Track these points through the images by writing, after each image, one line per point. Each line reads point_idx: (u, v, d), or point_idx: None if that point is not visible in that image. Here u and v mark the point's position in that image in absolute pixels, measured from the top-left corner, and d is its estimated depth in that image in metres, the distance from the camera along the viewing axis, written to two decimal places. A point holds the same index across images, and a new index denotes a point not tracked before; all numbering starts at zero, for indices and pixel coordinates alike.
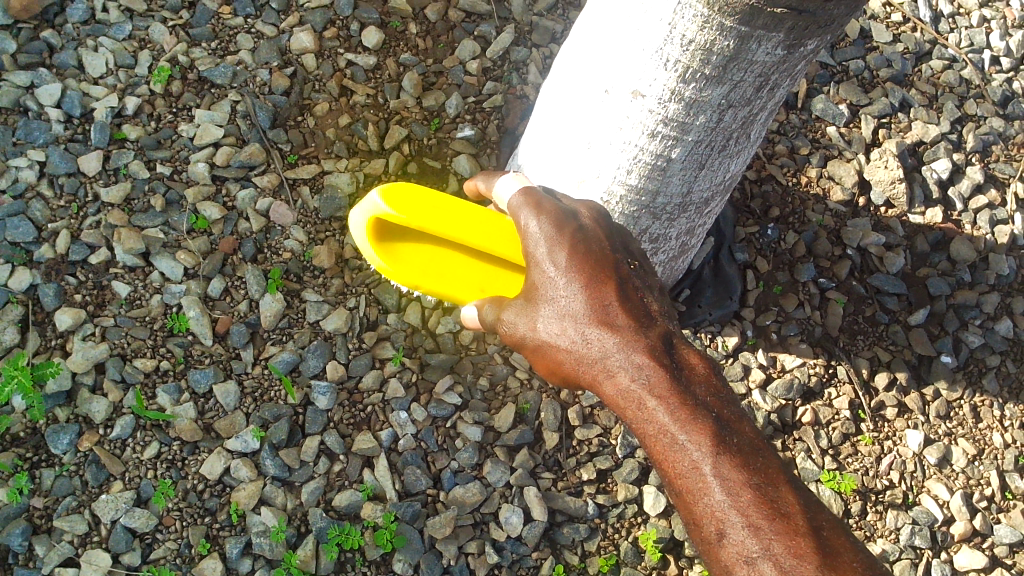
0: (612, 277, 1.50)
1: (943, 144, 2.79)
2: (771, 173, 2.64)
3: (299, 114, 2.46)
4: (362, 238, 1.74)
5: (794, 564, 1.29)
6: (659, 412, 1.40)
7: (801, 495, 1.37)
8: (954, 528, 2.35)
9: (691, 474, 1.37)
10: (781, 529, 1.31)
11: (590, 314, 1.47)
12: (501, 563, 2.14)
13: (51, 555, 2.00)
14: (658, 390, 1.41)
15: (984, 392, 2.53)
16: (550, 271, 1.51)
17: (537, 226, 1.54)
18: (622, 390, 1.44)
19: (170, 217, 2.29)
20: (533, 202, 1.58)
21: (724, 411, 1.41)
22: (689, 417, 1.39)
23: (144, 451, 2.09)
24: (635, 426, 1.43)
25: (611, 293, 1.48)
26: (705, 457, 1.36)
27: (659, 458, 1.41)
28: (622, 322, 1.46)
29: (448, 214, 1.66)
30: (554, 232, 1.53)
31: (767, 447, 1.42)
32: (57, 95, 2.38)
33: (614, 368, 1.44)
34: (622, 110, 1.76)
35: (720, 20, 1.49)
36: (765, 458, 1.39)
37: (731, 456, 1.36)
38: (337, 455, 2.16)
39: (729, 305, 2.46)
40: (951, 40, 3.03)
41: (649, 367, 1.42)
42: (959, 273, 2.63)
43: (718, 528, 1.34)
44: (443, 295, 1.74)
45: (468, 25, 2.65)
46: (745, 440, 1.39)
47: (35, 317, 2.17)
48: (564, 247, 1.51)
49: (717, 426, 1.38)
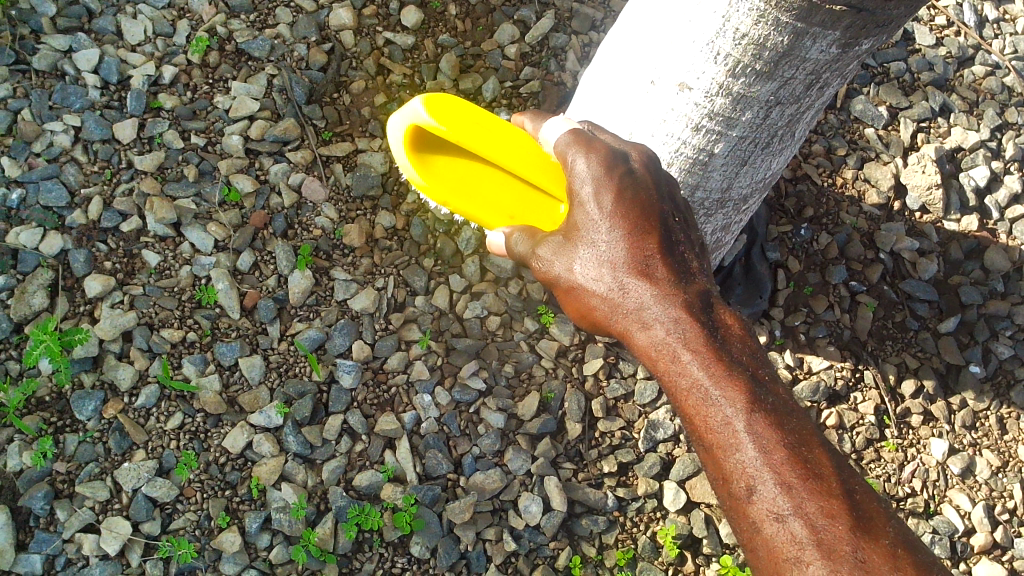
0: (656, 226, 1.43)
1: (982, 151, 2.75)
2: (807, 173, 2.61)
3: (335, 91, 2.45)
4: (398, 145, 1.66)
5: (826, 524, 1.23)
6: (694, 366, 1.34)
7: (834, 457, 1.30)
8: (975, 540, 2.33)
9: (723, 429, 1.31)
10: (815, 488, 1.25)
11: (630, 263, 1.41)
12: (519, 551, 2.13)
13: (72, 521, 2.00)
14: (694, 344, 1.35)
15: (1012, 405, 2.49)
16: (593, 212, 1.43)
17: (585, 164, 1.45)
18: (656, 341, 1.39)
19: (202, 188, 2.28)
20: (582, 140, 1.47)
21: (760, 371, 1.35)
22: (725, 373, 1.33)
23: (168, 421, 2.09)
24: (666, 380, 1.37)
25: (653, 244, 1.42)
26: (739, 414, 1.30)
27: (689, 413, 1.35)
28: (661, 274, 1.40)
29: (484, 127, 1.59)
30: (602, 173, 1.43)
31: (801, 411, 1.36)
32: (94, 60, 2.37)
33: (650, 320, 1.39)
34: (667, 101, 1.73)
35: (777, 15, 1.46)
36: (799, 419, 1.33)
37: (765, 414, 1.30)
38: (359, 434, 2.15)
39: (758, 304, 2.44)
40: (994, 46, 2.98)
41: (686, 321, 1.37)
42: (991, 283, 2.60)
43: (748, 484, 1.28)
44: (473, 218, 1.65)
45: (508, 9, 2.61)
46: (780, 401, 1.33)
47: (65, 283, 2.18)
48: (611, 189, 1.42)
49: (752, 384, 1.32)
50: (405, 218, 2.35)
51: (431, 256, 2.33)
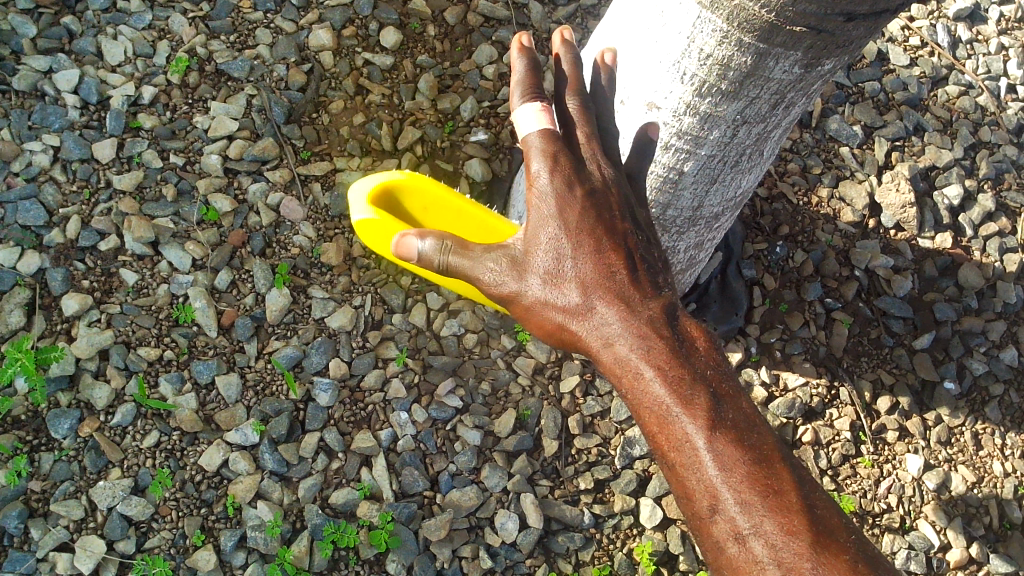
0: (618, 244, 1.45)
1: (955, 170, 2.79)
2: (782, 192, 2.64)
3: (314, 111, 2.47)
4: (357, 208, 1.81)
5: (787, 543, 1.24)
6: (655, 383, 1.35)
7: (795, 473, 1.31)
8: (951, 555, 2.33)
9: (682, 447, 1.32)
10: (774, 506, 1.26)
11: (593, 279, 1.43)
12: (495, 568, 2.13)
13: (46, 539, 1.99)
14: (655, 361, 1.37)
15: (986, 420, 2.52)
16: (557, 228, 1.45)
17: (549, 180, 1.47)
18: (618, 357, 1.40)
19: (181, 207, 2.30)
20: (548, 152, 1.48)
21: (722, 386, 1.36)
22: (685, 390, 1.34)
23: (144, 439, 2.09)
24: (628, 396, 1.39)
25: (614, 261, 1.44)
26: (699, 432, 1.31)
27: (650, 430, 1.36)
28: (622, 291, 1.42)
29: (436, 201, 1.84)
30: (564, 189, 1.46)
31: (764, 424, 1.36)
32: (74, 80, 2.39)
33: (612, 337, 1.41)
34: (636, 121, 1.76)
35: (739, 37, 1.48)
36: (761, 435, 1.34)
37: (726, 432, 1.31)
38: (336, 452, 2.16)
39: (734, 321, 2.45)
40: (967, 67, 3.03)
41: (648, 338, 1.38)
42: (965, 300, 2.62)
43: (710, 503, 1.29)
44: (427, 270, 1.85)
45: (486, 30, 2.66)
46: (742, 416, 1.34)
47: (42, 301, 2.18)
48: (573, 210, 1.46)
49: (713, 400, 1.33)
50: None
51: (409, 274, 2.35)
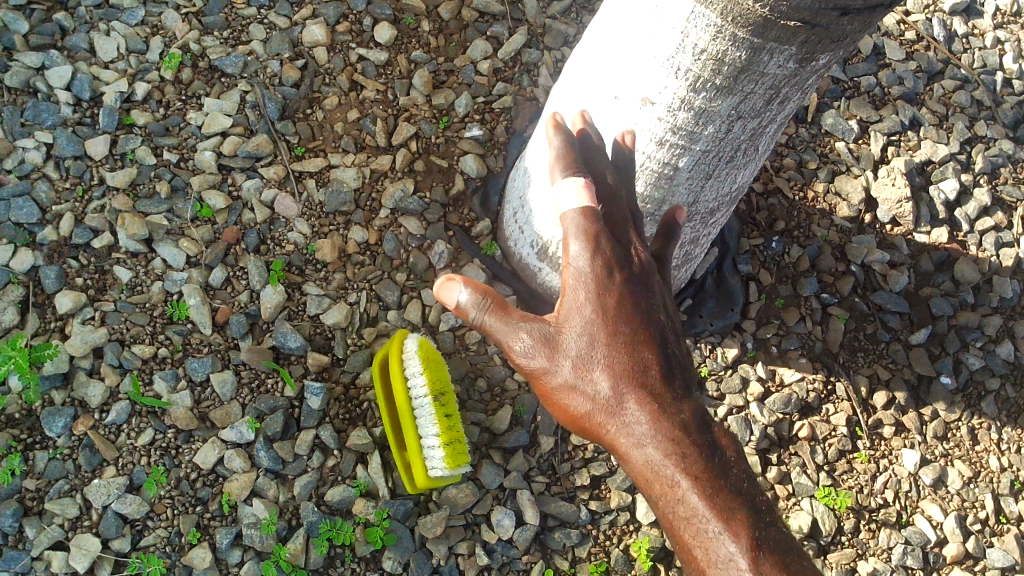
0: (654, 341, 1.49)
1: (951, 164, 2.78)
2: (778, 186, 2.65)
3: (309, 107, 2.46)
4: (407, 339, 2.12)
5: None
6: (693, 495, 1.38)
7: None
8: (947, 550, 2.33)
9: (724, 565, 1.36)
10: None
11: (631, 376, 1.46)
12: (491, 565, 2.13)
13: (41, 538, 1.98)
14: (693, 473, 1.39)
15: (983, 415, 2.51)
16: (593, 317, 1.48)
17: (588, 266, 1.49)
18: (652, 461, 1.42)
19: (175, 204, 2.29)
20: (587, 235, 1.50)
21: (754, 497, 1.42)
22: (725, 508, 1.38)
23: (139, 437, 2.09)
24: (660, 503, 1.42)
25: (651, 357, 1.47)
26: (741, 550, 1.35)
27: (686, 541, 1.40)
28: (659, 387, 1.46)
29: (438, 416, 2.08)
30: (604, 279, 1.48)
31: (796, 546, 1.43)
32: (66, 77, 2.37)
33: (643, 439, 1.44)
34: (631, 117, 1.76)
35: (733, 32, 1.47)
36: (797, 559, 1.40)
37: (767, 554, 1.36)
38: (331, 450, 2.15)
39: (730, 317, 2.46)
40: (964, 61, 3.02)
41: (684, 448, 1.42)
42: (961, 295, 2.62)
43: None
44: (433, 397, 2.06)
45: (481, 25, 2.65)
46: (779, 540, 1.40)
47: (35, 299, 2.17)
48: (613, 296, 1.48)
49: (752, 518, 1.38)
50: (377, 233, 2.36)
51: (404, 271, 2.35)
